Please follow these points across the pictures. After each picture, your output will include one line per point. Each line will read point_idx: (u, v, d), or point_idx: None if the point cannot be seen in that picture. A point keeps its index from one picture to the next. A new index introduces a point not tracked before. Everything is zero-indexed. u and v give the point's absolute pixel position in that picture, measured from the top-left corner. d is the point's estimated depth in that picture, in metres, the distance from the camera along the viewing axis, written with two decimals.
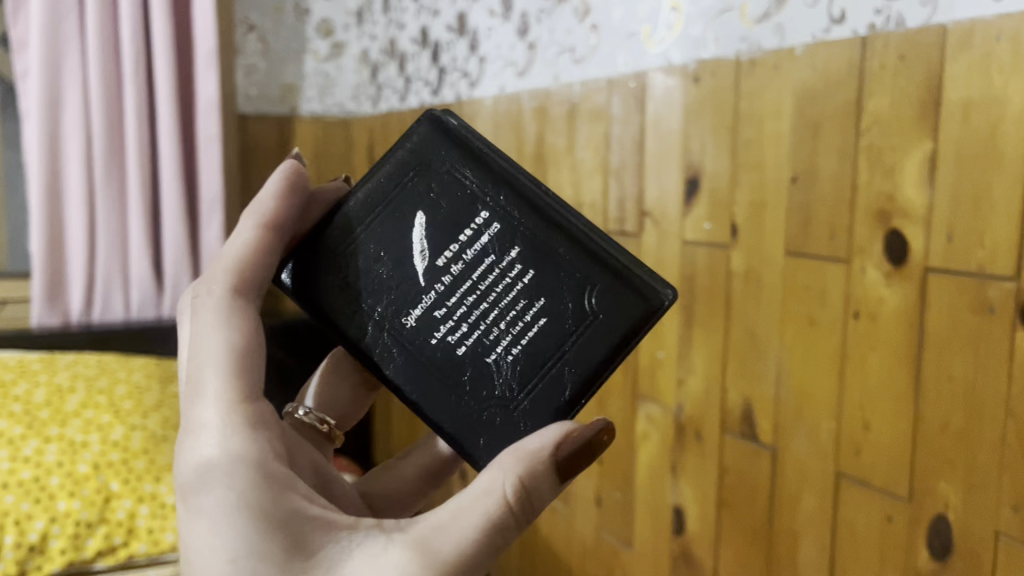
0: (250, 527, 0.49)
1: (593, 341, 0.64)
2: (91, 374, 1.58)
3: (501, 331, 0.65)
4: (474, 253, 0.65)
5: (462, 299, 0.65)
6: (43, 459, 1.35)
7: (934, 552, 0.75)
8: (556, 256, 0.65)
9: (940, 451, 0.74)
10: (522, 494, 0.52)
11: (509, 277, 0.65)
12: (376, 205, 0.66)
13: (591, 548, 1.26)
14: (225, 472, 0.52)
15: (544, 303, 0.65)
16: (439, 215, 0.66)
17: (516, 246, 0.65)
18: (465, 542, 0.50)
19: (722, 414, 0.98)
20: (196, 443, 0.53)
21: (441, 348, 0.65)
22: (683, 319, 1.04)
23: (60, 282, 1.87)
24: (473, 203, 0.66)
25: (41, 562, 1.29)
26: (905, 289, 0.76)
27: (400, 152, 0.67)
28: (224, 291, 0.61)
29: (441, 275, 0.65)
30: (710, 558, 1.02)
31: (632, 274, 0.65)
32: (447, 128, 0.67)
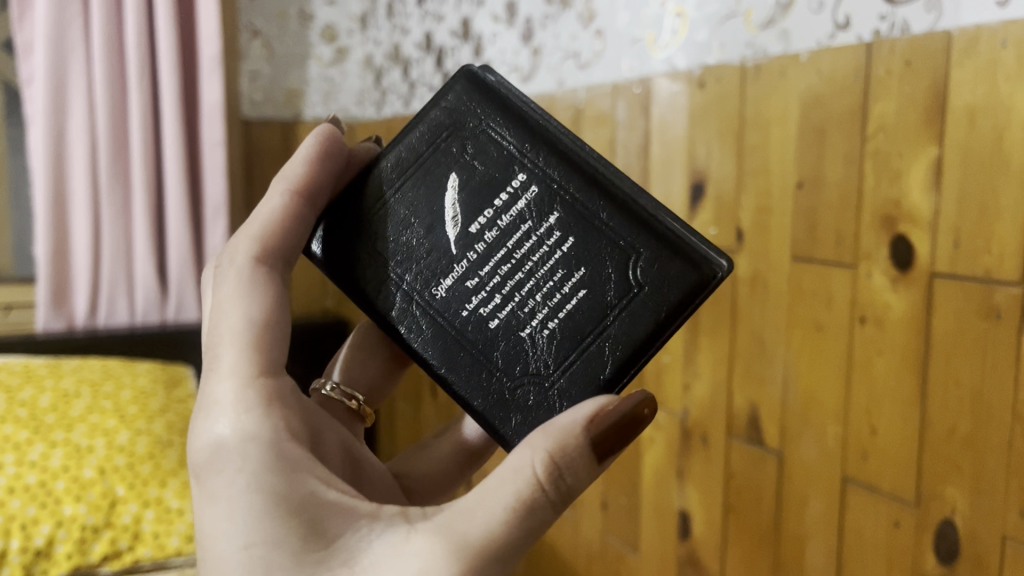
0: (264, 507, 0.50)
1: (637, 315, 0.61)
2: (96, 379, 1.58)
3: (537, 303, 0.63)
4: (510, 219, 0.64)
5: (497, 269, 0.64)
6: (48, 463, 1.36)
7: (941, 557, 0.75)
8: (598, 223, 0.63)
9: (947, 455, 0.74)
10: (552, 474, 0.49)
11: (547, 244, 0.63)
12: (413, 170, 0.66)
13: (597, 552, 1.26)
14: (238, 453, 0.52)
15: (584, 274, 0.62)
16: (474, 179, 0.65)
17: (555, 211, 0.63)
18: (493, 527, 0.47)
19: (729, 417, 0.99)
20: (210, 422, 0.54)
21: (472, 321, 0.64)
22: (689, 323, 1.04)
23: (66, 287, 1.87)
24: (511, 165, 0.65)
25: (46, 566, 1.29)
26: (911, 294, 0.76)
27: (440, 112, 0.66)
28: (246, 259, 0.62)
29: (473, 244, 0.64)
30: (716, 563, 1.02)
31: (682, 241, 0.62)
32: (485, 85, 0.67)
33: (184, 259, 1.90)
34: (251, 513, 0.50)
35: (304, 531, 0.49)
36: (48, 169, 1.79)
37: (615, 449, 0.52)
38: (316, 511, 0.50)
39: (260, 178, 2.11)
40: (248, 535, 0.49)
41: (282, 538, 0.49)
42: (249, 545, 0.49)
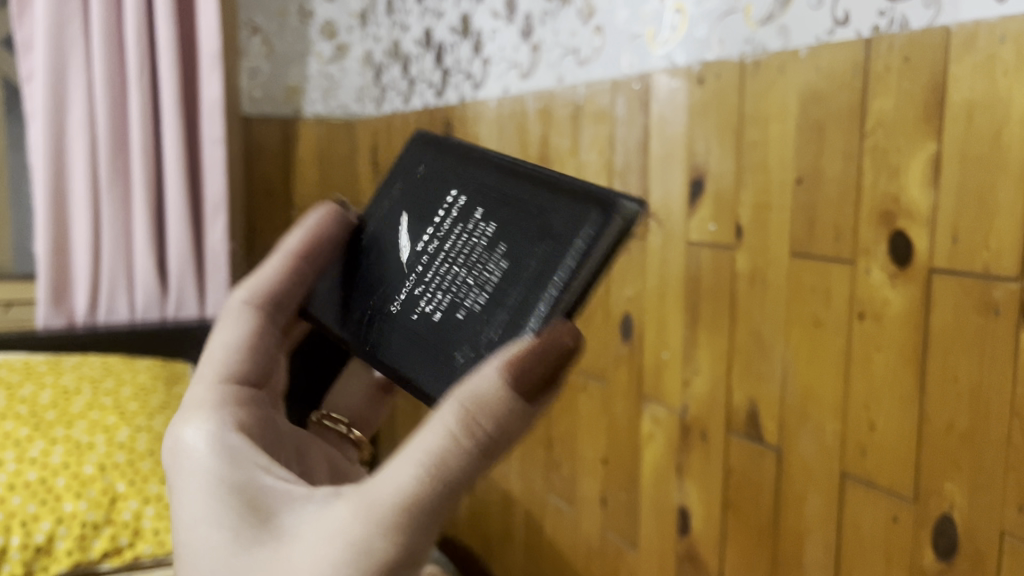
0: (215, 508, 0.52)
1: (558, 263, 0.58)
2: (96, 376, 1.58)
3: (471, 287, 0.62)
4: (448, 227, 0.66)
5: (439, 274, 0.65)
6: (48, 460, 1.36)
7: (939, 552, 0.75)
8: (514, 200, 0.63)
9: (945, 451, 0.74)
10: (469, 427, 0.48)
11: (475, 237, 0.64)
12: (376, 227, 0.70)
13: (597, 548, 1.26)
14: (195, 454, 0.56)
15: (505, 246, 0.62)
16: (417, 209, 0.69)
17: (478, 207, 0.65)
18: (407, 486, 0.48)
19: (728, 414, 0.99)
20: (179, 428, 0.58)
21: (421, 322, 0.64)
22: (688, 319, 1.04)
23: (66, 284, 1.87)
24: (445, 188, 0.68)
25: (46, 563, 1.30)
26: (910, 289, 0.76)
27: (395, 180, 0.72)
28: (238, 305, 0.66)
29: (420, 259, 0.66)
30: (715, 559, 1.02)
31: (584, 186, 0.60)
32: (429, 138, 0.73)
33: (184, 256, 1.90)
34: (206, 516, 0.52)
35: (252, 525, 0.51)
36: (48, 166, 1.79)
37: (542, 383, 0.50)
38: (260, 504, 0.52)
39: (260, 175, 2.11)
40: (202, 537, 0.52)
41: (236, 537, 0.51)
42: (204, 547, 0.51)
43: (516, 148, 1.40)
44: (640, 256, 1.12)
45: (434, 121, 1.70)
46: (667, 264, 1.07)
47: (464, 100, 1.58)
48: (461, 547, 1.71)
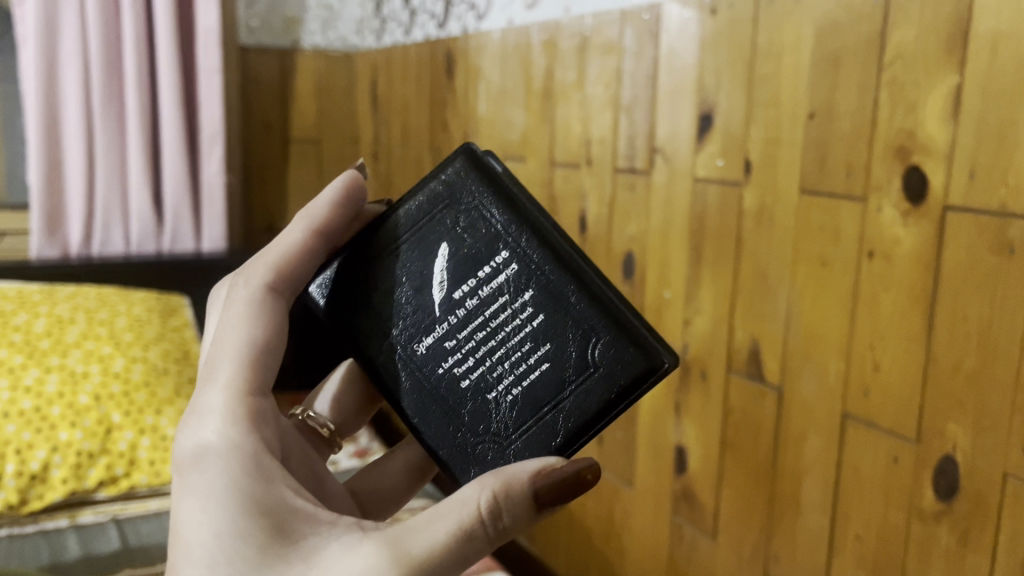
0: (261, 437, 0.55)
1: (592, 396, 0.59)
2: (91, 306, 1.58)
3: (505, 369, 0.61)
4: (490, 289, 0.62)
5: (496, 316, 0.61)
6: (43, 389, 1.39)
7: (939, 493, 0.74)
8: (568, 302, 0.60)
9: (950, 393, 0.73)
10: (482, 530, 0.49)
11: (520, 318, 0.61)
12: (464, 255, 0.62)
13: (592, 486, 1.26)
14: (220, 456, 0.52)
15: (548, 348, 0.60)
16: (462, 249, 0.62)
17: (529, 288, 0.61)
18: (438, 542, 0.48)
19: (729, 352, 0.98)
20: (201, 427, 0.54)
21: (365, 329, 0.63)
22: (692, 257, 1.02)
23: (59, 214, 1.84)
24: (495, 243, 0.62)
25: (42, 491, 1.33)
26: (922, 227, 0.74)
27: (497, 168, 0.63)
28: (258, 286, 0.61)
29: (514, 300, 0.61)
30: (711, 497, 1.02)
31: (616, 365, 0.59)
32: (486, 170, 0.63)
33: (179, 189, 1.88)
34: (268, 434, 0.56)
35: (249, 503, 0.50)
36: (40, 93, 1.75)
37: (550, 507, 0.52)
38: (312, 520, 0.51)
39: (256, 108, 2.07)
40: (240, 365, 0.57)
41: (227, 505, 0.49)
42: (211, 408, 0.54)
43: (519, 82, 1.37)
44: (644, 194, 1.10)
45: (435, 54, 1.66)
46: (671, 201, 1.05)
47: (467, 32, 1.53)
48: None
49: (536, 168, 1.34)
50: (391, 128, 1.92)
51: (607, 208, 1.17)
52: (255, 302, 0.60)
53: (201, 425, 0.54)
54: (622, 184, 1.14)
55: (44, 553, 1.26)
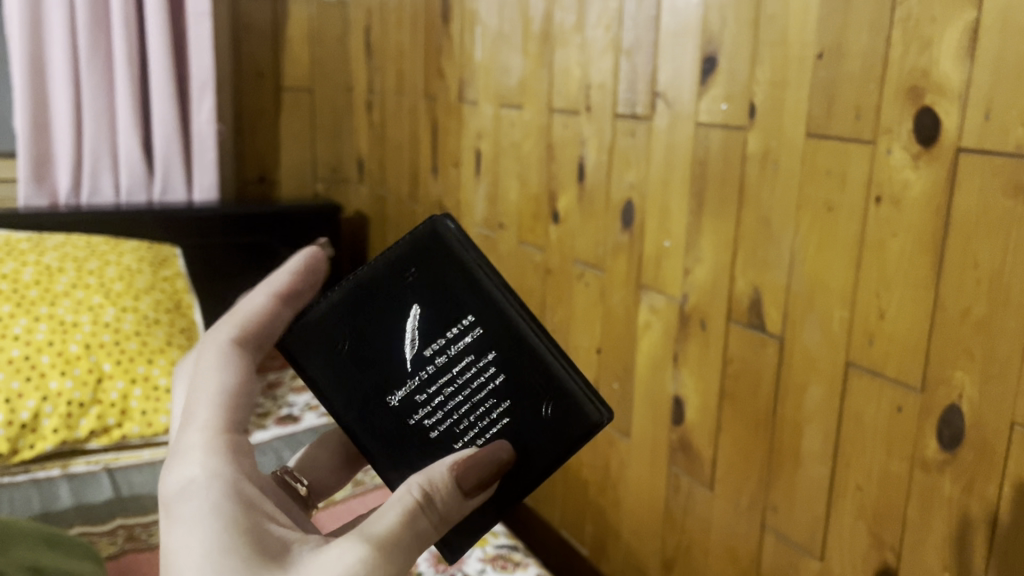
0: (251, 484, 0.51)
1: (548, 452, 0.59)
2: (81, 255, 1.54)
3: (470, 425, 0.60)
4: (458, 348, 0.60)
5: (461, 373, 0.60)
6: (33, 337, 1.38)
7: (943, 442, 0.73)
8: (530, 361, 0.60)
9: (958, 340, 0.71)
10: (426, 515, 0.50)
11: (484, 376, 0.60)
12: (430, 313, 0.61)
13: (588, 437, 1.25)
14: (202, 491, 0.48)
15: (510, 404, 0.60)
16: (432, 307, 0.61)
17: (494, 349, 0.60)
18: (391, 526, 0.48)
19: (729, 302, 0.96)
20: (181, 464, 0.49)
21: (332, 384, 0.61)
22: (693, 204, 1.00)
23: (47, 162, 1.81)
24: (460, 305, 0.61)
25: (33, 441, 1.33)
26: (933, 170, 0.72)
27: (457, 233, 0.62)
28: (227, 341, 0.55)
29: (479, 359, 0.60)
30: (709, 448, 1.01)
31: (575, 416, 0.60)
32: (447, 234, 0.61)
33: (169, 138, 1.84)
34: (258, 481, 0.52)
35: (253, 547, 0.45)
36: (25, 36, 1.70)
37: (474, 492, 0.54)
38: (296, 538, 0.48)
39: (247, 54, 2.02)
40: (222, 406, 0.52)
41: (235, 556, 0.44)
42: (199, 465, 0.49)
43: (517, 25, 1.33)
44: (645, 140, 1.07)
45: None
46: (673, 147, 1.02)
47: None
48: None
49: (534, 115, 1.31)
50: (385, 76, 1.88)
51: (606, 155, 1.15)
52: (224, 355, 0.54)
53: (190, 479, 0.49)
54: (622, 130, 1.11)
55: (36, 503, 1.25)
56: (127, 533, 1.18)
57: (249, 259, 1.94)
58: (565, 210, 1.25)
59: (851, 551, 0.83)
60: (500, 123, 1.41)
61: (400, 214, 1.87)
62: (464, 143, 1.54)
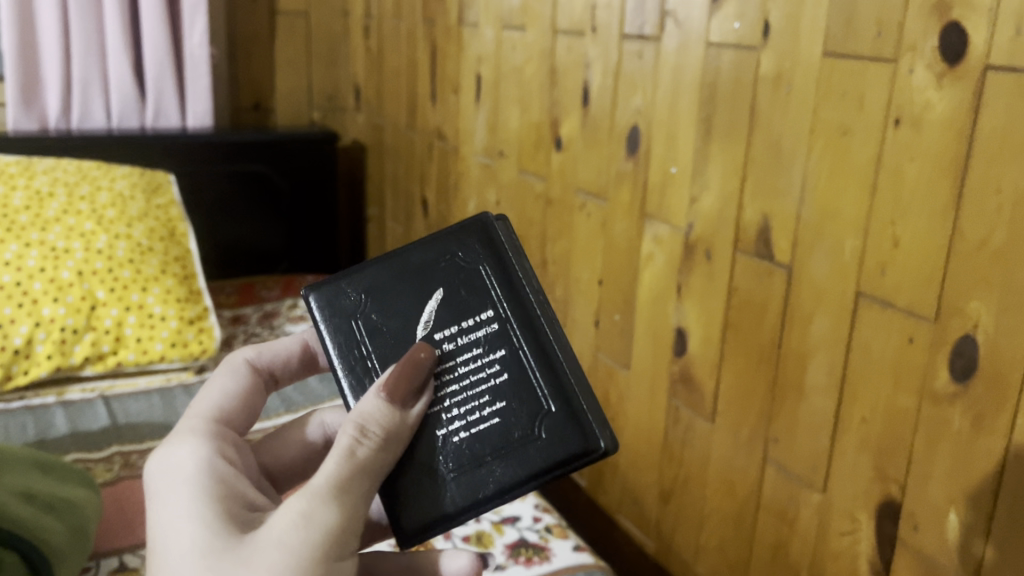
0: (217, 488, 0.52)
1: (530, 463, 0.55)
2: (71, 181, 1.51)
3: (458, 414, 0.56)
4: (467, 340, 0.58)
5: (465, 362, 0.57)
6: (23, 263, 1.35)
7: (954, 374, 0.71)
8: (539, 370, 0.57)
9: (975, 268, 0.68)
10: (361, 446, 0.50)
11: (486, 370, 0.57)
12: (451, 300, 0.59)
13: (587, 370, 1.23)
14: (178, 488, 0.52)
15: (504, 406, 0.57)
16: (454, 298, 0.59)
17: (503, 348, 0.58)
18: (331, 471, 0.49)
19: (736, 231, 0.93)
20: (161, 469, 0.53)
21: (342, 344, 0.59)
22: (701, 130, 0.96)
23: (35, 85, 1.76)
24: (482, 301, 0.59)
25: (27, 367, 1.31)
26: (958, 91, 0.68)
27: (503, 237, 0.61)
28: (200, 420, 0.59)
29: (486, 353, 0.58)
30: (710, 380, 0.99)
31: (572, 436, 0.56)
32: (493, 236, 0.61)
33: (161, 61, 1.78)
34: (229, 483, 0.53)
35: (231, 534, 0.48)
36: None
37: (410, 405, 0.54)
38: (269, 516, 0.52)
39: None
40: (184, 466, 0.53)
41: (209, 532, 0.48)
42: (175, 470, 0.53)
43: None
44: (652, 62, 1.03)
45: None
46: (681, 69, 0.98)
47: None
48: None
49: (537, 38, 1.26)
50: None
51: (612, 78, 1.11)
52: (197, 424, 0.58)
53: (169, 478, 0.53)
54: (628, 52, 1.07)
55: (31, 429, 1.24)
56: (123, 460, 1.18)
57: (244, 188, 1.90)
58: (568, 137, 1.21)
59: (853, 485, 0.82)
60: (501, 46, 1.36)
61: (398, 143, 1.82)
62: (464, 68, 1.49)
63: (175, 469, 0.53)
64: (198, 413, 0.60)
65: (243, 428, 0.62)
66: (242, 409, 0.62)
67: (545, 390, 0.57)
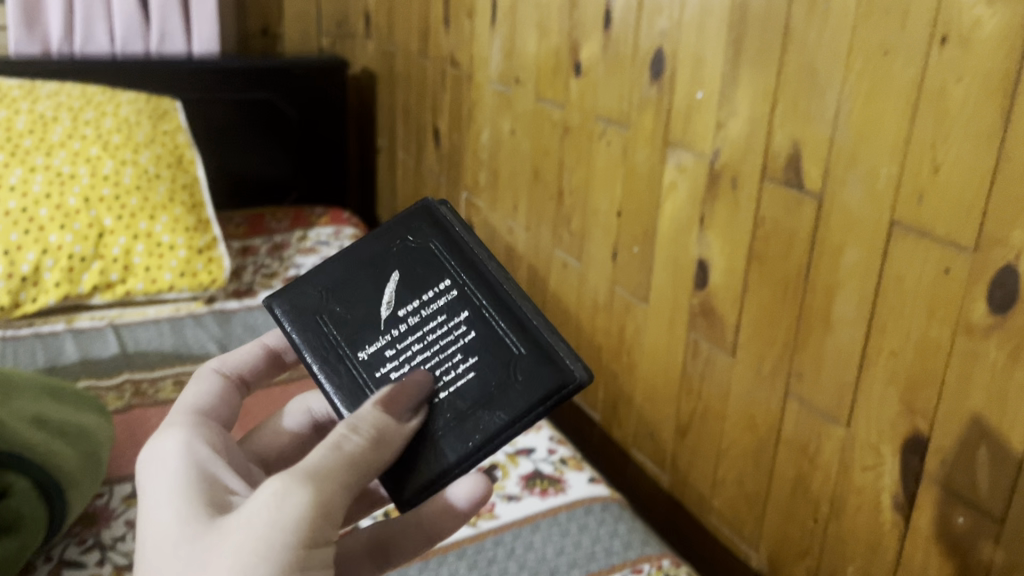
0: (198, 475, 0.51)
1: (513, 404, 0.58)
2: (76, 105, 1.47)
3: (433, 377, 0.59)
4: (431, 310, 0.62)
5: (432, 331, 0.61)
6: (29, 189, 1.32)
7: (992, 306, 0.69)
8: (504, 321, 0.61)
9: (1020, 195, 0.65)
10: (350, 440, 0.50)
11: (452, 333, 0.61)
12: (410, 279, 0.63)
13: (604, 303, 1.21)
14: (163, 474, 0.51)
15: (477, 360, 0.59)
16: (411, 274, 0.63)
17: (465, 309, 0.61)
18: (315, 457, 0.49)
19: (765, 158, 0.90)
20: (149, 458, 0.53)
21: (313, 338, 0.62)
22: (730, 52, 0.92)
23: (36, 7, 1.71)
24: (439, 272, 0.63)
25: (35, 295, 1.30)
26: (1010, 6, 0.64)
27: (446, 215, 0.66)
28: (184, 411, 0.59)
29: (451, 318, 0.61)
30: (732, 312, 0.97)
31: (546, 371, 0.59)
32: (436, 217, 0.66)
33: None
34: (213, 473, 0.52)
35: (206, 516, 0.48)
36: None
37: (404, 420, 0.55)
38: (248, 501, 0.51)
39: None
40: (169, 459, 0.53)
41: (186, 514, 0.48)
42: (160, 458, 0.53)
43: None
44: None
45: None
46: None
47: None
48: None
49: None
50: None
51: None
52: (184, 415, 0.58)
53: (154, 465, 0.52)
54: None
55: (41, 356, 1.23)
56: (134, 388, 1.17)
57: (252, 118, 1.86)
58: (588, 62, 1.17)
59: (879, 419, 0.80)
60: None
61: (409, 71, 1.77)
62: None
63: (162, 463, 0.52)
64: (183, 405, 0.60)
65: (229, 421, 0.62)
66: (225, 407, 0.62)
67: (511, 338, 0.60)
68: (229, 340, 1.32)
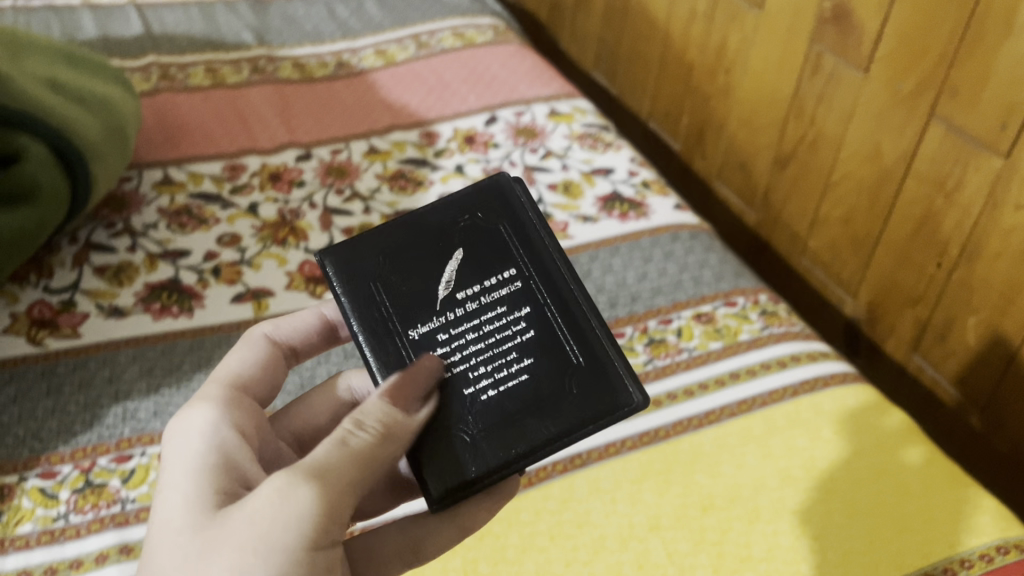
0: (214, 461, 0.40)
1: (562, 421, 0.44)
2: None
3: (483, 374, 0.45)
4: (492, 297, 0.46)
5: (489, 320, 0.46)
6: None
7: None
8: (570, 324, 0.46)
9: None
10: (355, 436, 0.39)
11: (510, 328, 0.46)
12: (473, 250, 0.47)
13: (703, 12, 1.02)
14: (178, 458, 0.40)
15: (534, 363, 0.45)
16: (475, 251, 0.47)
17: (530, 304, 0.46)
18: (319, 451, 0.38)
19: None
20: (172, 436, 0.42)
21: (358, 302, 0.47)
22: None
23: None
24: (505, 252, 0.47)
25: None
26: None
27: (520, 190, 0.49)
28: (219, 384, 0.46)
29: (511, 311, 0.46)
30: (875, 18, 0.79)
31: (607, 391, 0.44)
32: (513, 191, 0.49)
33: None
34: (237, 463, 0.41)
35: (213, 516, 0.37)
36: None
37: (417, 403, 0.42)
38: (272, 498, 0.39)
39: None
40: (189, 432, 0.42)
41: (196, 514, 0.37)
42: (181, 439, 0.41)
43: None
44: None
45: None
46: None
47: None
48: (530, 16, 1.47)
49: None
50: None
51: None
52: (221, 387, 0.46)
53: (173, 447, 0.41)
54: None
55: (56, 30, 1.09)
56: (162, 71, 1.04)
57: None
58: None
59: None
60: None
61: None
62: None
63: (175, 438, 0.42)
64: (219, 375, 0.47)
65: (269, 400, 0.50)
66: (265, 386, 0.49)
67: (577, 346, 0.45)
68: (266, 31, 1.16)
